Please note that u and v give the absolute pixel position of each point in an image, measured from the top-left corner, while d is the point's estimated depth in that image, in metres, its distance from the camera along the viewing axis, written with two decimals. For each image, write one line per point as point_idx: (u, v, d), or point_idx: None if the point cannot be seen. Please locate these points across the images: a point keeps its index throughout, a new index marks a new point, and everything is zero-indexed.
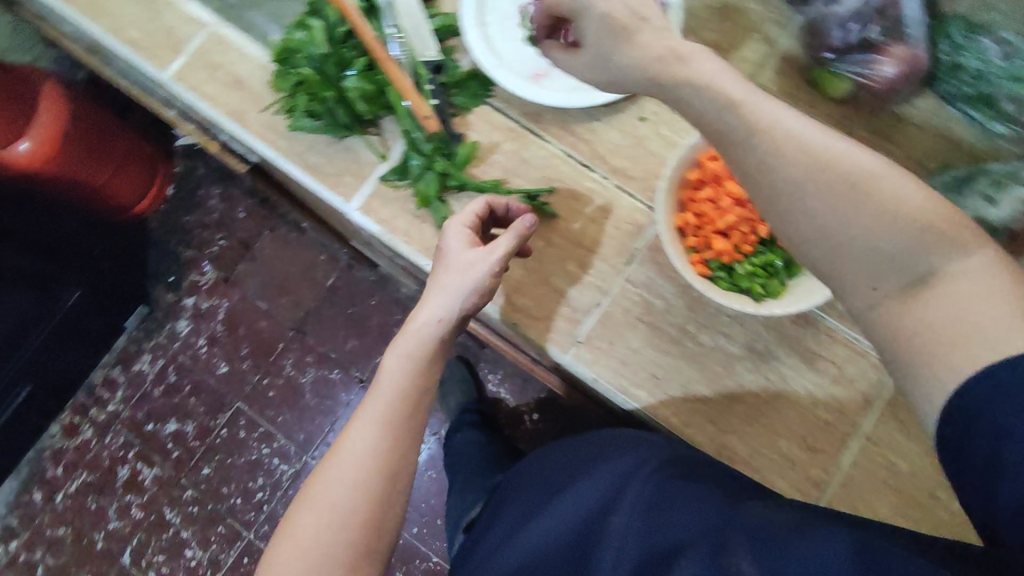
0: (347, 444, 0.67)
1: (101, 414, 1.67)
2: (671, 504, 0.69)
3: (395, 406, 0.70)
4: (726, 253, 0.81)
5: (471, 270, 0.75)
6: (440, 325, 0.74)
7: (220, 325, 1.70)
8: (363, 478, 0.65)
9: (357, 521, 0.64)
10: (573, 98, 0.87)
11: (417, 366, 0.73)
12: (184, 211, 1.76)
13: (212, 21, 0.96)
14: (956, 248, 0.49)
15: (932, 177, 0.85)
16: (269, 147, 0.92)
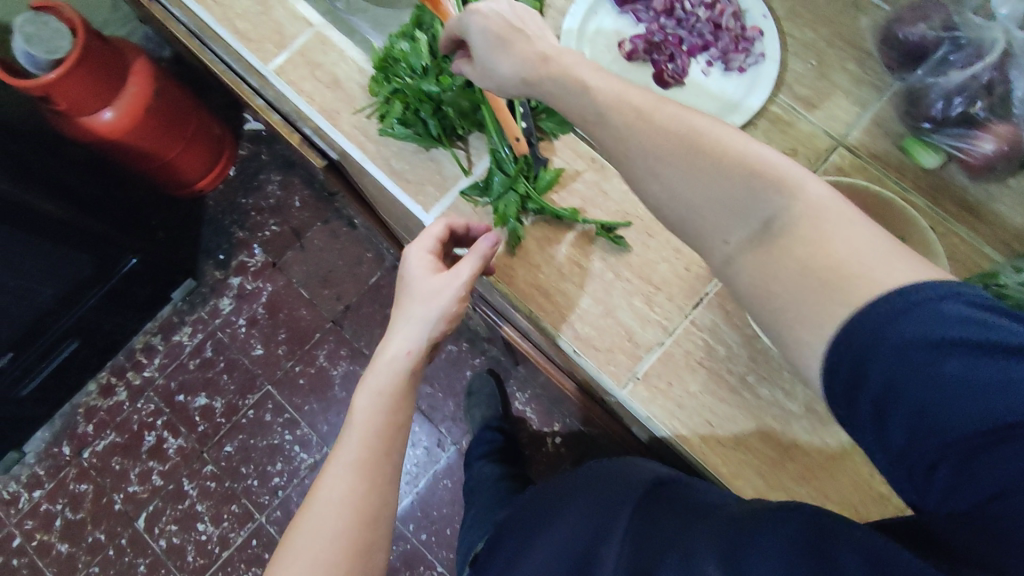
0: (324, 488, 0.69)
1: (137, 378, 1.71)
2: (646, 546, 0.70)
3: (367, 437, 0.72)
4: None
5: (435, 299, 0.78)
6: (409, 356, 0.77)
7: (261, 308, 1.73)
8: (343, 522, 0.67)
9: (345, 557, 0.66)
10: None
11: (387, 401, 0.75)
12: (242, 193, 1.80)
13: (320, 22, 1.00)
14: (782, 190, 0.52)
15: (1021, 259, 0.82)
16: (358, 149, 0.95)
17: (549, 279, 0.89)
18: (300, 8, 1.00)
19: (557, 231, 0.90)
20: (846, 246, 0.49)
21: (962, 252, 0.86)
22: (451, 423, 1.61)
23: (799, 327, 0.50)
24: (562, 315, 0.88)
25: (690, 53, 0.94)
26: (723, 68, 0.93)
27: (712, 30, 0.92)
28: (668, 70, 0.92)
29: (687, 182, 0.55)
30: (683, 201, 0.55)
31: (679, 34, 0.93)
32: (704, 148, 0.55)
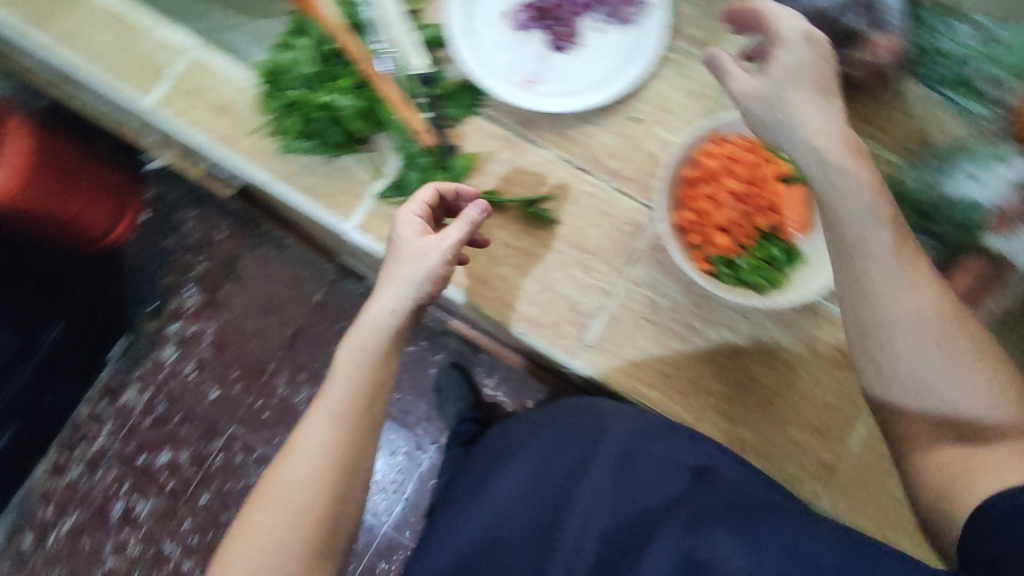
0: (301, 438, 0.67)
1: (90, 448, 1.60)
2: (635, 488, 0.75)
3: (350, 398, 0.69)
4: (727, 249, 0.83)
5: (422, 261, 0.72)
6: (392, 314, 0.71)
7: (208, 350, 1.63)
8: (319, 471, 0.66)
9: (311, 519, 0.65)
10: (566, 104, 0.88)
11: (368, 358, 0.71)
12: (160, 236, 1.66)
13: (192, 47, 0.94)
14: (983, 398, 0.60)
15: (914, 167, 0.87)
16: (261, 171, 0.91)
17: (484, 266, 0.88)
18: (169, 35, 0.94)
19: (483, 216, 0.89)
20: (990, 470, 0.58)
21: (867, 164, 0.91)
22: (426, 423, 1.51)
23: (974, 486, 0.58)
24: (505, 299, 0.88)
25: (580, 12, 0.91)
26: (617, 23, 0.91)
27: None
28: (562, 34, 0.91)
29: (901, 325, 0.62)
30: (911, 381, 0.62)
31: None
32: (940, 331, 0.61)
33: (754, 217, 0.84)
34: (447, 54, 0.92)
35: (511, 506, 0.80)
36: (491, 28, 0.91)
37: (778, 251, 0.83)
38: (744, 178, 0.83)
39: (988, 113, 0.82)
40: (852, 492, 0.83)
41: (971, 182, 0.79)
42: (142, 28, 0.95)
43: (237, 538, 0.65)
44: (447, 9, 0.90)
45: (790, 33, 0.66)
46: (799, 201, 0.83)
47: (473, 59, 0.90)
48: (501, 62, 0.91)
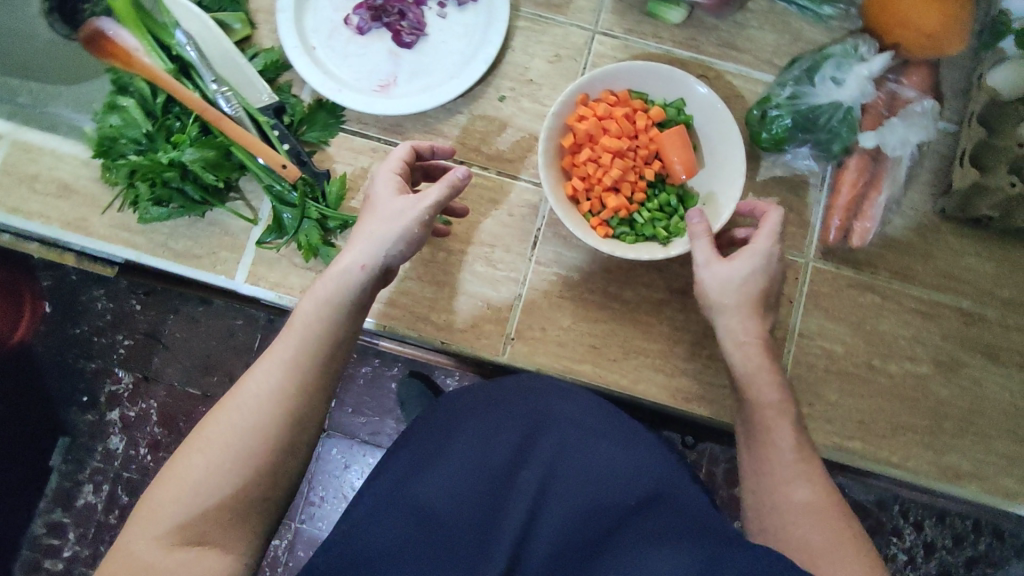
0: (249, 382, 0.62)
1: (58, 564, 1.30)
2: (596, 479, 0.70)
3: (309, 347, 0.64)
4: (621, 208, 0.80)
5: (399, 220, 0.67)
6: (360, 272, 0.65)
7: (158, 428, 1.31)
8: (268, 421, 0.60)
9: (251, 465, 0.60)
10: (428, 100, 0.84)
11: (332, 313, 0.65)
12: (71, 321, 1.31)
13: (9, 129, 0.85)
14: None
15: (782, 73, 0.85)
16: (127, 248, 0.85)
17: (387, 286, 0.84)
18: None
19: None
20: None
21: (739, 88, 0.90)
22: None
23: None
24: (417, 314, 0.84)
25: (417, 2, 0.87)
26: (456, 3, 0.88)
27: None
28: (404, 27, 0.87)
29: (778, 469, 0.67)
30: (793, 536, 0.63)
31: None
32: (836, 523, 0.63)
33: (640, 168, 0.81)
34: (293, 76, 0.88)
35: (461, 489, 0.69)
36: (330, 39, 0.88)
37: (673, 197, 0.82)
38: (621, 132, 0.79)
39: (836, 12, 0.86)
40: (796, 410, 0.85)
41: (834, 86, 0.80)
42: None
43: (170, 474, 0.59)
44: (281, 30, 0.85)
45: (758, 248, 0.71)
46: (678, 140, 0.80)
47: (318, 75, 0.85)
48: (350, 72, 0.88)
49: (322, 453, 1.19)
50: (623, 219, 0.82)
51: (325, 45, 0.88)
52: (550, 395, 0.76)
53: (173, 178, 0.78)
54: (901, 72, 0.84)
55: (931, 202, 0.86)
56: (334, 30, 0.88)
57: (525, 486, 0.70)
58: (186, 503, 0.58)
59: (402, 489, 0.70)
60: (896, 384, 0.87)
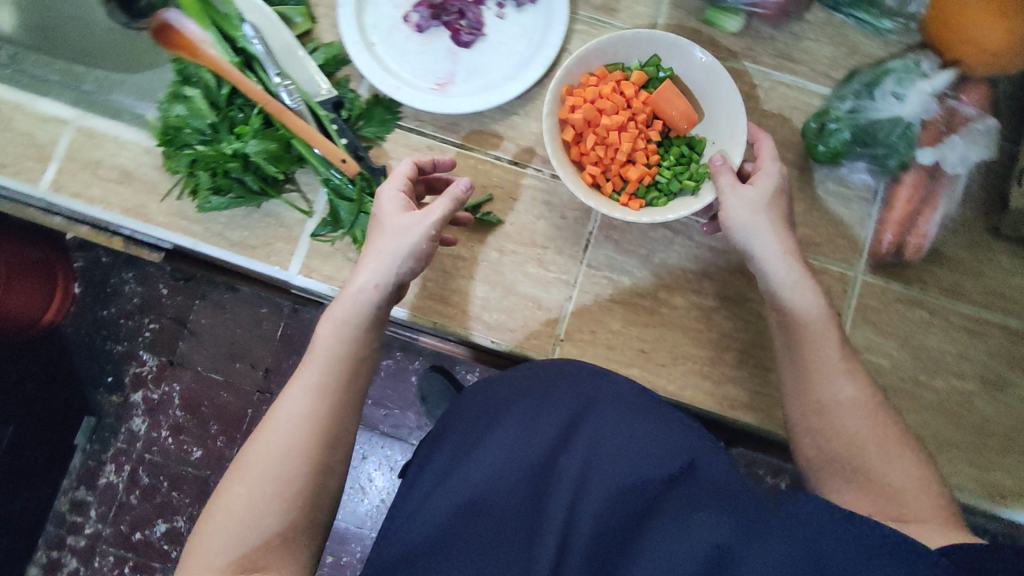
0: (279, 412, 0.61)
1: (80, 540, 1.34)
2: (635, 460, 0.67)
3: (334, 371, 0.64)
4: (645, 176, 0.81)
5: (409, 236, 0.68)
6: (375, 291, 0.66)
7: (179, 411, 1.35)
8: (304, 444, 0.60)
9: (290, 495, 0.59)
10: (485, 100, 0.84)
11: (350, 333, 0.65)
12: (99, 303, 1.36)
13: (74, 115, 0.86)
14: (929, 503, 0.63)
15: (839, 88, 0.86)
16: (184, 236, 0.86)
17: (439, 283, 0.85)
18: (42, 107, 0.85)
19: None
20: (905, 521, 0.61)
21: (795, 99, 0.89)
22: (420, 430, 1.34)
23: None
24: (468, 313, 0.85)
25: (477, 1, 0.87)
26: (516, 4, 0.88)
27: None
28: (463, 27, 0.87)
29: (821, 371, 0.68)
30: (838, 437, 0.66)
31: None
32: (873, 425, 0.66)
33: (645, 132, 0.82)
34: (351, 70, 0.89)
35: (502, 479, 0.68)
36: (390, 36, 0.88)
37: (683, 145, 0.83)
38: (615, 107, 0.80)
39: (896, 26, 0.87)
40: None
41: (895, 101, 0.81)
42: (8, 105, 0.85)
43: (213, 513, 0.59)
44: (342, 25, 0.85)
45: (772, 167, 0.74)
46: (672, 95, 0.80)
47: (377, 71, 0.85)
48: (409, 70, 0.88)
49: None
50: (649, 185, 0.83)
51: (385, 41, 0.88)
52: (584, 376, 0.76)
53: (235, 168, 0.79)
54: (960, 88, 0.82)
55: (983, 220, 0.86)
56: (394, 27, 0.88)
57: (567, 467, 0.67)
58: (237, 540, 0.57)
59: (445, 481, 0.70)
60: (942, 400, 0.87)
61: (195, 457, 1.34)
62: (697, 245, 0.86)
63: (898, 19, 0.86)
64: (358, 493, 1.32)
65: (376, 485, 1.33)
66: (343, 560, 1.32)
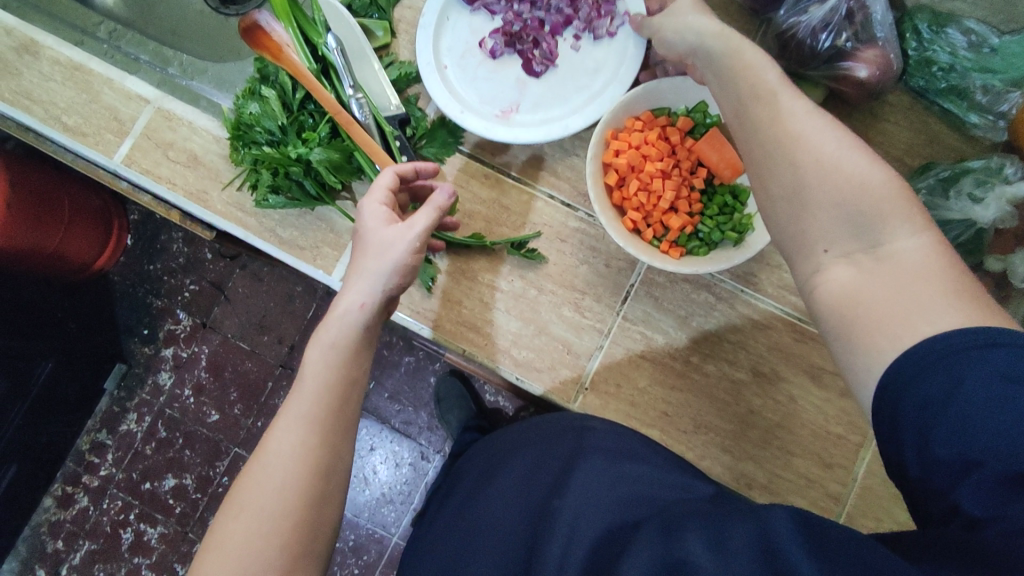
0: (272, 445, 0.59)
1: (94, 480, 1.39)
2: (628, 499, 0.65)
3: (323, 397, 0.61)
4: (685, 226, 0.82)
5: (392, 250, 0.64)
6: (360, 311, 0.63)
7: (205, 374, 1.39)
8: (301, 467, 0.58)
9: (289, 521, 0.57)
10: (547, 133, 0.84)
11: (342, 358, 0.62)
12: (148, 260, 1.41)
13: (155, 96, 0.89)
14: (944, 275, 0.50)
15: (913, 179, 0.83)
16: (238, 227, 0.88)
17: (474, 311, 0.86)
18: (129, 85, 0.89)
19: (469, 258, 0.86)
20: (883, 295, 0.48)
21: None
22: (429, 432, 1.35)
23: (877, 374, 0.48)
24: (497, 345, 0.85)
25: (554, 32, 0.87)
26: (592, 38, 0.87)
27: (569, 2, 0.86)
28: (536, 57, 0.87)
29: (800, 157, 0.53)
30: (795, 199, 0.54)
31: (537, 16, 0.87)
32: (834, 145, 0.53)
33: (688, 181, 0.83)
34: (422, 90, 0.90)
35: (505, 524, 0.70)
36: (462, 60, 0.89)
37: (727, 195, 0.83)
38: (661, 154, 0.81)
39: (983, 121, 0.83)
40: (860, 522, 0.82)
41: (971, 203, 0.76)
42: (99, 79, 0.89)
43: (209, 551, 0.57)
44: (419, 46, 0.86)
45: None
46: (716, 143, 0.81)
47: (444, 92, 0.85)
48: (476, 96, 0.88)
49: None
50: (690, 234, 0.84)
51: (457, 65, 0.89)
52: (590, 427, 0.78)
53: (296, 172, 0.80)
54: None
55: None
56: (468, 52, 0.89)
57: (560, 507, 0.66)
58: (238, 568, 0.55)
59: (465, 510, 0.77)
60: None
61: (210, 421, 1.38)
62: (739, 315, 0.84)
63: (986, 115, 0.83)
64: (361, 486, 1.35)
65: (379, 478, 1.35)
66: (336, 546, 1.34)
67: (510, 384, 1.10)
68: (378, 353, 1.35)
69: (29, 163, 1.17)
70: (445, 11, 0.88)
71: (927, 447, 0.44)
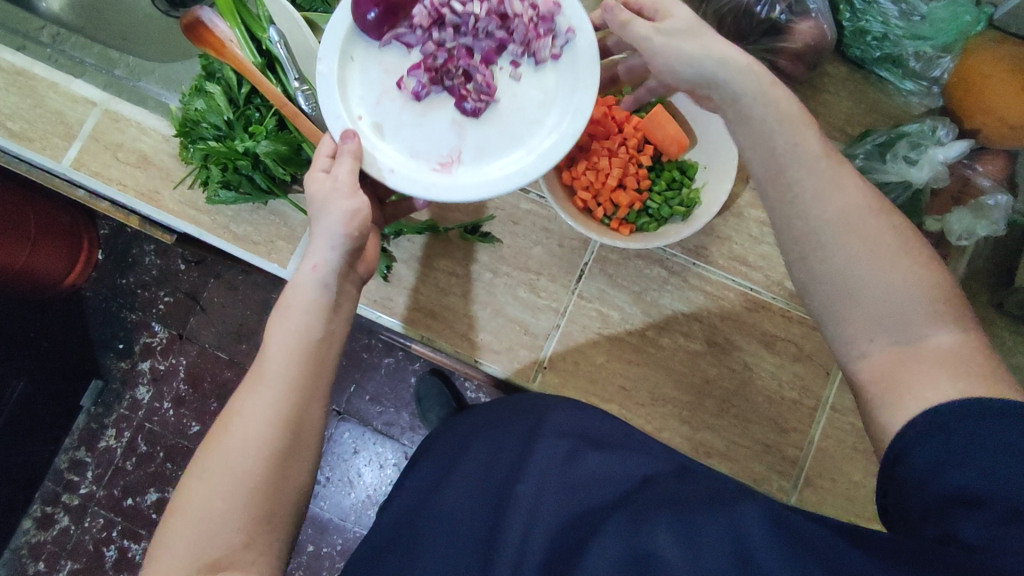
0: (239, 407, 0.59)
1: (74, 499, 1.37)
2: (579, 486, 0.66)
3: (289, 363, 0.59)
4: (633, 202, 0.82)
5: (329, 204, 0.62)
6: (313, 272, 0.61)
7: (182, 385, 1.38)
8: (272, 435, 0.57)
9: (248, 486, 0.56)
10: (505, 185, 0.69)
11: (302, 322, 0.61)
12: (120, 274, 1.40)
13: (103, 98, 0.89)
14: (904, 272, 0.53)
15: (852, 145, 0.86)
16: (192, 225, 0.88)
17: (430, 297, 0.87)
18: (75, 88, 0.89)
19: (424, 244, 0.86)
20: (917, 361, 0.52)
21: None
22: (411, 432, 1.34)
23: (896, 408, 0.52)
24: (456, 329, 0.86)
25: (488, 59, 0.69)
26: (535, 62, 0.70)
27: (500, 23, 0.67)
28: (469, 92, 0.69)
29: (832, 200, 0.55)
30: (841, 282, 0.54)
31: (463, 41, 0.68)
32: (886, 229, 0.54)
33: (636, 157, 0.83)
34: None
35: (461, 511, 0.70)
36: (380, 106, 0.70)
37: (675, 170, 0.84)
38: (607, 132, 0.83)
39: (918, 88, 0.87)
40: (821, 485, 0.83)
41: (906, 165, 0.79)
42: (45, 84, 0.89)
43: (175, 513, 0.57)
44: (321, 103, 0.68)
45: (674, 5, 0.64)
46: (662, 118, 0.81)
47: (372, 158, 0.68)
48: (409, 149, 0.70)
49: (335, 435, 1.34)
50: (640, 211, 0.85)
51: (377, 117, 0.70)
52: (547, 407, 0.78)
53: (244, 166, 0.80)
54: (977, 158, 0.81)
55: (988, 294, 0.86)
56: (387, 98, 0.70)
57: (519, 489, 0.66)
58: (198, 539, 0.55)
59: (427, 498, 0.76)
60: None
61: (190, 432, 1.37)
62: (692, 287, 0.86)
63: (919, 81, 0.86)
64: (343, 489, 1.34)
65: (363, 481, 1.34)
66: (322, 551, 1.34)
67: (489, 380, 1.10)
68: (357, 356, 1.35)
69: None
70: (347, 49, 0.69)
71: (938, 481, 0.47)
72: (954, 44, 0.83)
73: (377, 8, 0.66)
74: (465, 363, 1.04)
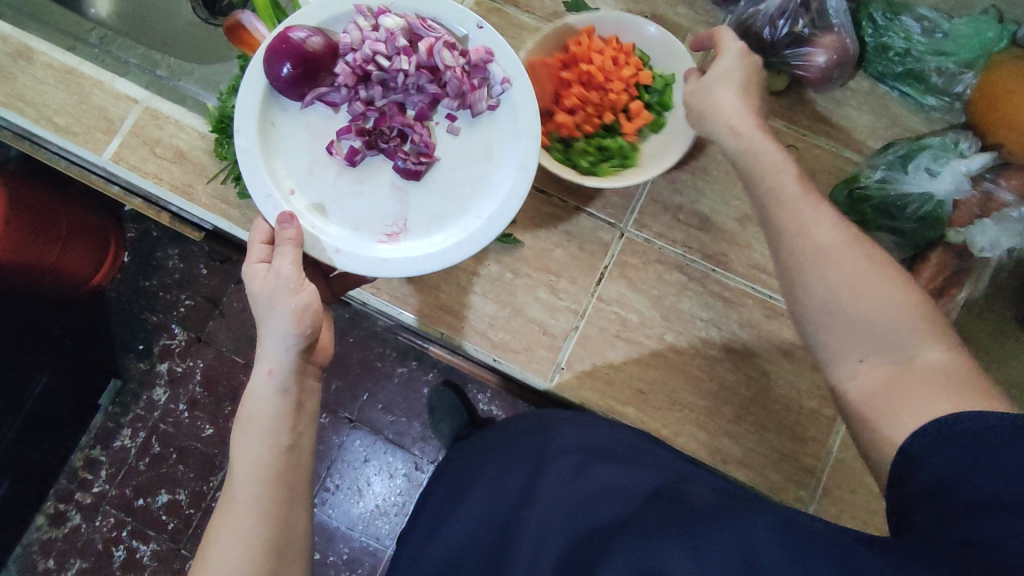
0: (221, 523, 0.57)
1: (86, 497, 1.37)
2: (585, 502, 0.65)
3: (267, 464, 0.59)
4: (565, 125, 0.83)
5: (274, 305, 0.63)
6: (270, 378, 0.62)
7: (198, 388, 1.39)
8: (261, 536, 0.56)
9: None
10: (459, 252, 0.73)
11: (269, 428, 0.61)
12: (144, 275, 1.43)
13: (144, 96, 0.93)
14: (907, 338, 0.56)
15: (875, 155, 0.87)
16: (222, 219, 0.91)
17: (452, 295, 0.88)
18: (118, 86, 0.93)
19: None
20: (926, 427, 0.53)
21: (828, 162, 0.90)
22: (423, 443, 1.34)
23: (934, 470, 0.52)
24: (474, 327, 0.88)
25: (421, 115, 0.75)
26: (469, 116, 0.75)
27: (431, 77, 0.73)
28: (407, 153, 0.74)
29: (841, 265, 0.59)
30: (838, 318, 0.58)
31: (393, 100, 0.75)
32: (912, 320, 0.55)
33: (606, 109, 0.83)
34: None
35: (470, 538, 0.70)
36: (313, 177, 0.75)
37: (621, 144, 0.84)
38: (603, 71, 0.82)
39: (940, 103, 0.88)
40: (837, 496, 0.83)
41: (928, 176, 0.80)
42: (90, 81, 0.93)
43: None
44: (249, 177, 0.71)
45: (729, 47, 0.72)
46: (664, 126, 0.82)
47: (308, 233, 0.72)
48: (352, 220, 0.75)
49: (345, 444, 1.33)
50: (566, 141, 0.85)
51: (306, 186, 0.75)
52: (556, 426, 0.77)
53: None
54: (999, 172, 0.81)
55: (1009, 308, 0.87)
56: (316, 164, 0.75)
57: (529, 515, 0.66)
58: None
59: (442, 518, 0.75)
60: None
61: (205, 435, 1.38)
62: (711, 293, 0.86)
63: (942, 97, 0.87)
64: (351, 498, 1.32)
65: (372, 491, 1.32)
66: (328, 560, 1.31)
67: (507, 386, 1.11)
68: (371, 365, 1.34)
69: (31, 183, 1.21)
70: (267, 116, 0.73)
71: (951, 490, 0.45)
72: (976, 61, 0.85)
73: (294, 68, 0.70)
74: (483, 366, 1.05)
